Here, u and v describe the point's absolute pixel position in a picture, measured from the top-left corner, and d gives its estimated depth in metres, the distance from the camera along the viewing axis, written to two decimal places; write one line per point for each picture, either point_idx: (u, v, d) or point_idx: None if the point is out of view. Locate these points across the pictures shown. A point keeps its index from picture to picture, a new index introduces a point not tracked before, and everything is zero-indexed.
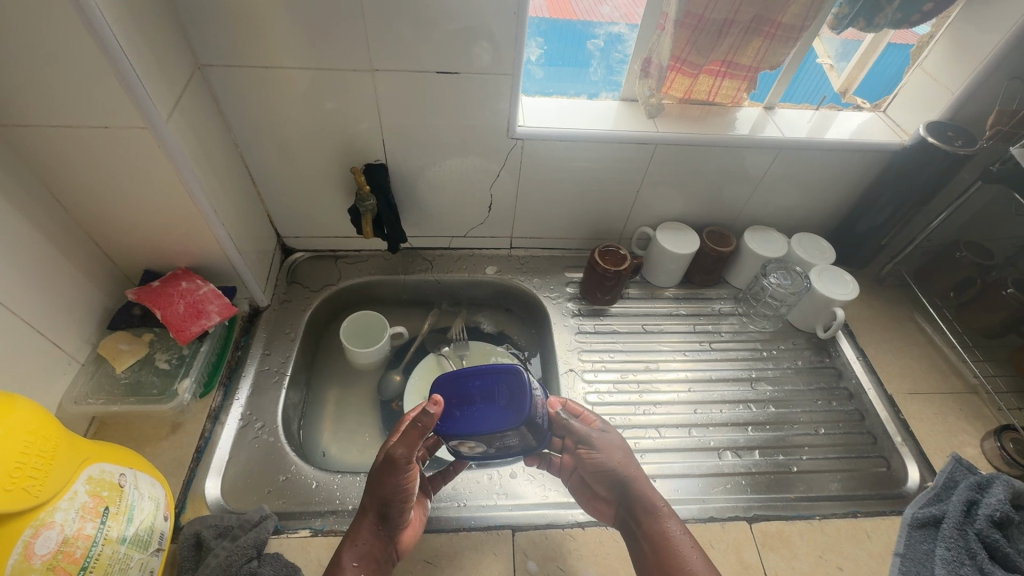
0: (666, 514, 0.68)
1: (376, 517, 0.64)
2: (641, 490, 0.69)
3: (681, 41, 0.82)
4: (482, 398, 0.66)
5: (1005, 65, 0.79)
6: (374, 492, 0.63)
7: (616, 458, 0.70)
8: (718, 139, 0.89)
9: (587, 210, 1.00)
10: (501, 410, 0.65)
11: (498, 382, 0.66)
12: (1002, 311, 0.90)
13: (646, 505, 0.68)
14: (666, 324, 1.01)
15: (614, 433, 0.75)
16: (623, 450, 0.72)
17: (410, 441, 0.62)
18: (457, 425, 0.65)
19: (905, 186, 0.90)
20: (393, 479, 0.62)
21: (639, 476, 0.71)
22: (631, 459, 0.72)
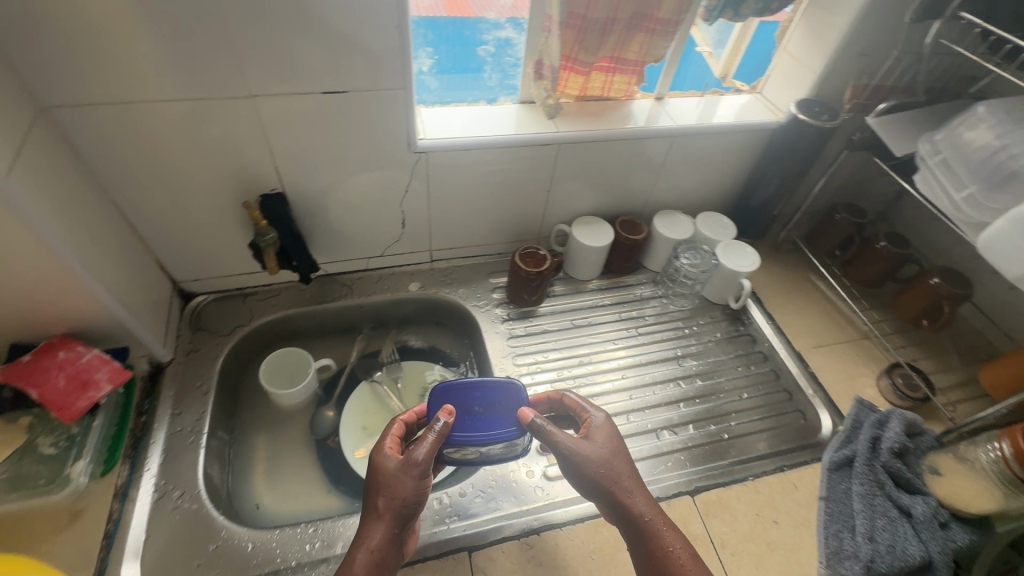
0: (658, 531, 0.62)
1: (390, 522, 0.59)
2: (629, 504, 0.63)
3: (569, 41, 0.85)
4: (481, 408, 0.71)
5: (854, 45, 0.87)
6: (391, 495, 0.60)
7: (597, 470, 0.63)
8: (616, 133, 0.92)
9: (503, 214, 1.00)
10: (502, 420, 0.71)
11: (498, 395, 0.72)
12: (880, 262, 1.01)
13: (636, 520, 0.63)
14: (594, 316, 1.04)
15: (600, 432, 0.67)
16: (608, 455, 0.65)
17: (431, 441, 0.62)
18: (462, 435, 0.68)
19: (786, 160, 0.98)
20: (414, 480, 0.60)
21: (627, 486, 0.64)
22: (618, 462, 0.65)
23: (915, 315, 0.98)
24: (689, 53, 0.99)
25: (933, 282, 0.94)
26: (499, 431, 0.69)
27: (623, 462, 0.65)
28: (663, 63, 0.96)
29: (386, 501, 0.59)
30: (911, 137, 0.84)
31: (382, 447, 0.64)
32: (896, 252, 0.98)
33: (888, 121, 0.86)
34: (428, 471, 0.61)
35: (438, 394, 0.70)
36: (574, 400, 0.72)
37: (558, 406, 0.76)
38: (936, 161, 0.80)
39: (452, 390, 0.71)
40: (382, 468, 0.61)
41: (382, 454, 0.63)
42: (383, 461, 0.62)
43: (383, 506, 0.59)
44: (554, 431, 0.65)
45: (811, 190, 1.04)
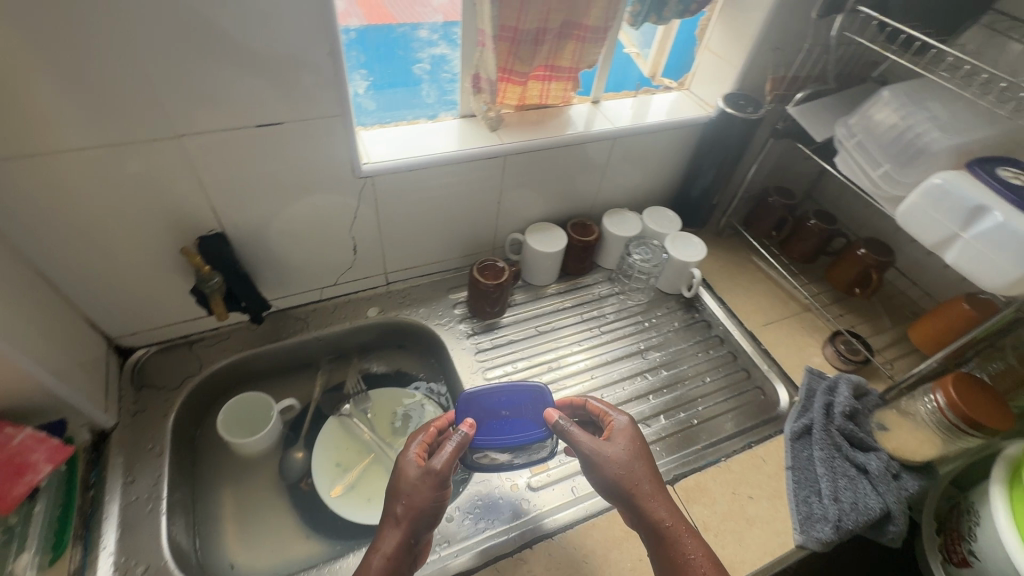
0: (677, 533, 0.64)
1: (405, 529, 0.62)
2: (649, 509, 0.65)
3: (504, 53, 0.86)
4: (510, 411, 0.78)
5: (769, 40, 0.93)
6: (409, 504, 0.63)
7: (618, 472, 0.66)
8: (559, 140, 0.94)
9: (455, 229, 0.99)
10: (529, 424, 0.77)
11: (525, 400, 0.79)
12: (812, 239, 1.08)
13: (656, 524, 0.65)
14: (557, 320, 1.05)
15: (621, 436, 0.69)
16: (628, 458, 0.67)
17: (452, 452, 0.65)
18: (490, 436, 0.75)
19: (719, 151, 1.03)
20: (431, 491, 0.63)
21: (647, 489, 0.66)
22: (638, 467, 0.67)
23: (848, 284, 1.06)
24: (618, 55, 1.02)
25: (861, 253, 1.02)
26: (528, 433, 0.76)
27: (643, 466, 0.67)
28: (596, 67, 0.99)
29: (403, 508, 0.63)
30: (829, 122, 0.90)
31: (406, 455, 0.67)
32: (825, 229, 1.05)
33: (807, 108, 0.92)
34: (446, 482, 0.64)
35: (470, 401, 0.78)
36: (597, 404, 0.75)
37: (582, 410, 0.79)
38: (852, 142, 0.86)
39: (482, 393, 0.78)
40: (403, 476, 0.64)
41: (406, 461, 0.66)
42: (405, 467, 0.65)
43: (403, 513, 0.63)
44: (576, 433, 0.68)
45: (745, 177, 1.10)
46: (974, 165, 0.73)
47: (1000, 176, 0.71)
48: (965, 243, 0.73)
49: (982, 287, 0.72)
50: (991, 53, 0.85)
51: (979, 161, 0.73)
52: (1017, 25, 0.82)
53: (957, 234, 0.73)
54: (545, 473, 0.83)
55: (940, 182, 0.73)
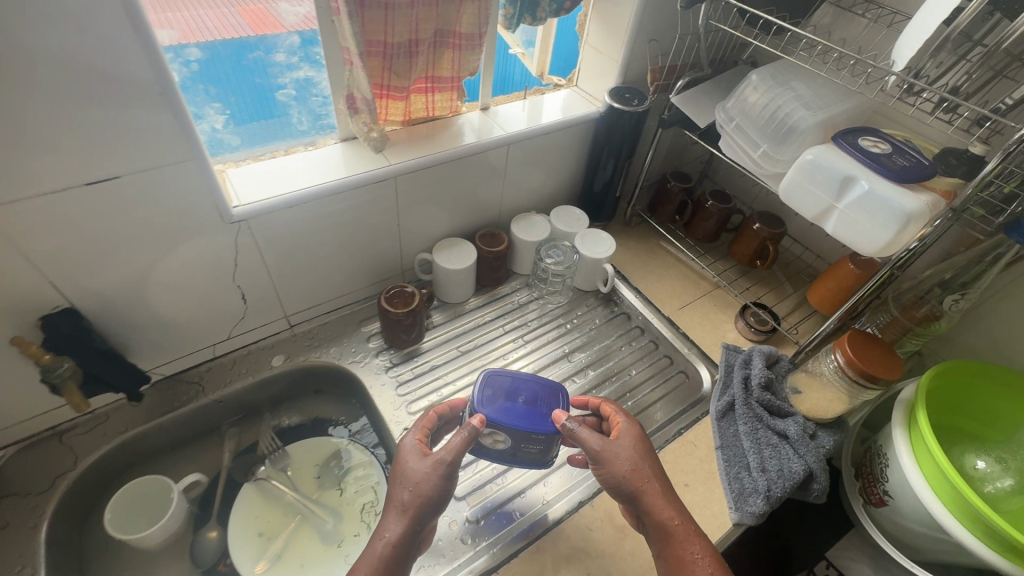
0: (673, 529, 0.67)
1: (409, 517, 0.64)
2: (654, 508, 0.68)
3: (377, 69, 0.81)
4: (527, 400, 0.75)
5: (643, 32, 0.93)
6: (417, 492, 0.65)
7: (625, 471, 0.69)
8: (450, 154, 0.90)
9: (357, 259, 0.93)
10: (542, 416, 0.74)
11: (543, 393, 0.77)
12: (713, 219, 1.11)
13: (660, 522, 0.67)
14: (480, 337, 1.02)
15: (628, 437, 0.72)
16: (634, 457, 0.70)
17: (457, 445, 0.67)
18: (503, 418, 0.72)
19: (613, 146, 1.04)
20: (436, 477, 0.65)
21: (653, 487, 0.69)
22: (645, 467, 0.70)
23: (750, 258, 1.11)
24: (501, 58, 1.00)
25: (756, 227, 1.07)
26: (539, 425, 0.73)
27: (649, 465, 0.71)
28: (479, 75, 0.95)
29: (407, 496, 0.64)
30: (709, 108, 0.93)
31: (409, 447, 0.69)
32: (721, 208, 1.09)
33: (687, 96, 0.94)
34: (453, 470, 0.66)
35: (491, 384, 0.76)
36: (607, 406, 0.77)
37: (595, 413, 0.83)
38: (731, 127, 0.88)
39: (503, 377, 0.77)
40: (406, 469, 0.66)
41: (409, 454, 0.68)
42: (412, 463, 0.67)
43: (409, 504, 0.64)
44: (585, 434, 0.71)
45: (642, 166, 1.11)
46: (838, 139, 0.77)
47: (859, 147, 0.76)
48: (839, 213, 0.77)
49: (860, 253, 0.77)
50: (840, 30, 0.91)
51: (842, 134, 0.78)
52: (858, 2, 0.88)
53: (832, 206, 0.77)
54: (485, 502, 0.81)
55: (810, 158, 0.77)
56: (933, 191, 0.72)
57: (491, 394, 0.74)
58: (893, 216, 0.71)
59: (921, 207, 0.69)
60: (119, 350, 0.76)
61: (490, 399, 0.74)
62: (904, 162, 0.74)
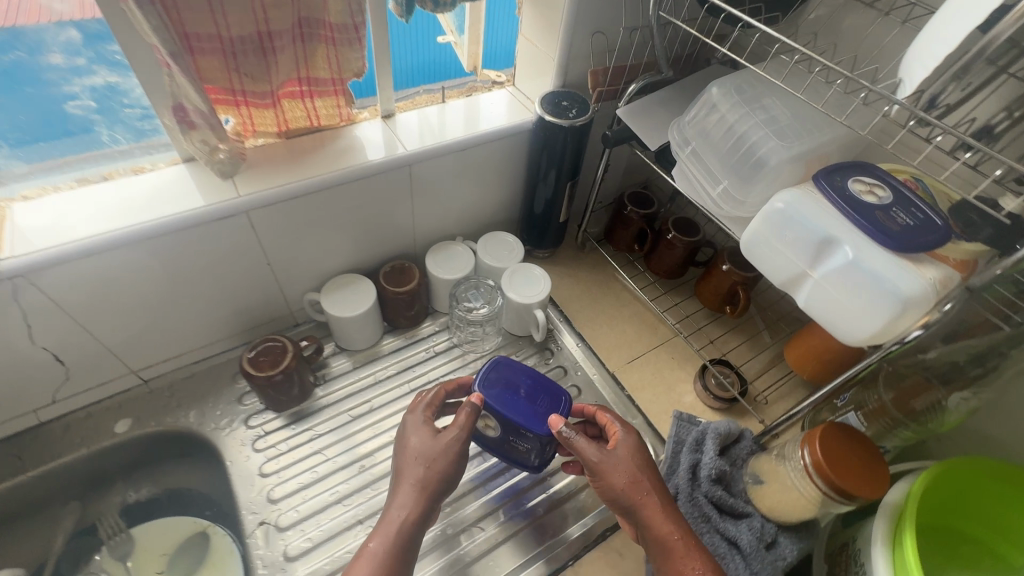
0: (677, 546, 0.60)
1: (427, 496, 0.60)
2: (655, 522, 0.61)
3: (218, 70, 0.63)
4: (526, 394, 0.70)
5: (584, 21, 0.71)
6: (429, 468, 0.61)
7: (624, 485, 0.62)
8: (326, 180, 0.71)
9: (221, 306, 0.76)
10: (538, 416, 0.69)
11: (545, 392, 0.71)
12: (679, 254, 0.91)
13: (660, 538, 0.61)
14: (379, 396, 0.84)
15: (625, 449, 0.65)
16: (634, 469, 0.63)
17: (463, 420, 0.64)
18: (499, 406, 0.68)
19: (551, 166, 0.84)
20: (456, 452, 0.63)
21: (653, 502, 0.62)
22: (644, 480, 0.63)
23: (718, 303, 0.91)
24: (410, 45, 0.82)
25: (725, 268, 0.87)
26: (532, 422, 0.68)
27: (650, 477, 0.64)
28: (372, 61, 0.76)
29: (422, 472, 0.61)
30: (663, 125, 0.72)
31: (414, 421, 0.65)
32: (687, 242, 0.89)
33: (636, 108, 0.74)
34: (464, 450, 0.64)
35: (495, 367, 0.72)
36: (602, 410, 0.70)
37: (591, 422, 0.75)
38: (687, 153, 0.67)
39: (508, 364, 0.72)
40: (414, 447, 0.62)
41: (410, 430, 0.65)
42: (419, 444, 0.63)
43: (428, 483, 0.61)
44: (581, 443, 0.64)
45: (592, 186, 0.91)
46: (819, 182, 0.57)
47: (847, 193, 0.56)
48: (814, 284, 0.57)
49: (841, 339, 0.57)
50: (843, 24, 0.68)
51: (825, 174, 0.57)
52: None
53: (805, 274, 0.57)
54: None
55: (782, 207, 0.58)
56: (939, 264, 0.52)
57: (494, 379, 0.70)
58: (887, 299, 0.51)
59: (924, 289, 0.50)
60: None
61: (493, 382, 0.71)
62: (905, 221, 0.54)
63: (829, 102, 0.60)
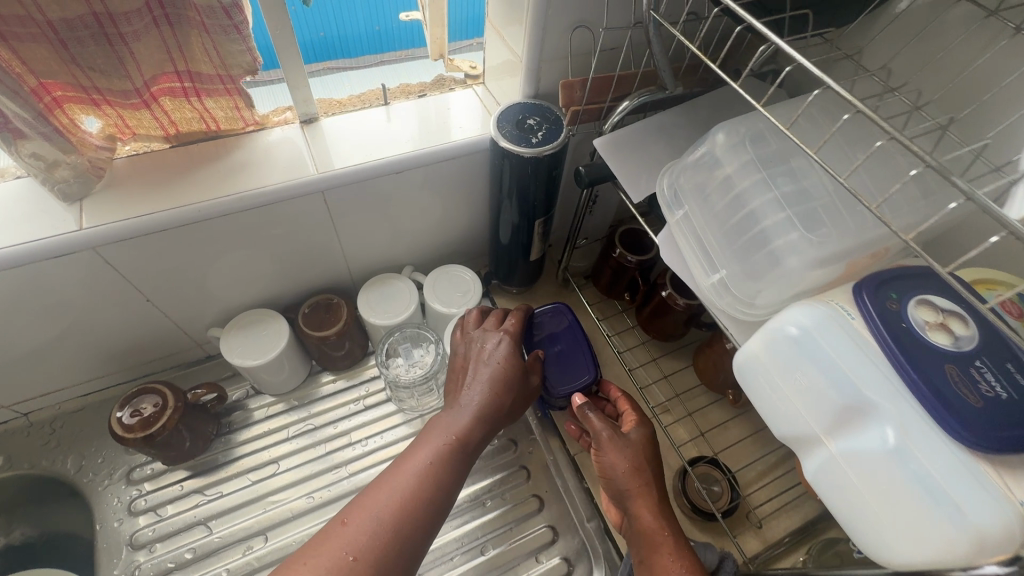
0: (657, 540, 0.52)
1: (500, 407, 0.57)
2: (642, 512, 0.54)
3: (50, 64, 0.47)
4: (563, 348, 0.70)
5: (557, 9, 0.51)
6: (514, 380, 0.59)
7: (623, 467, 0.56)
8: (197, 211, 0.55)
9: (101, 338, 0.65)
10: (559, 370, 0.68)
11: (580, 357, 0.69)
12: (676, 318, 0.71)
13: (642, 530, 0.53)
14: (286, 459, 0.70)
15: (638, 436, 0.58)
16: (641, 456, 0.57)
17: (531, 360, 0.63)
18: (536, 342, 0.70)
19: (511, 198, 0.64)
20: (527, 389, 0.61)
21: (645, 494, 0.55)
22: (648, 471, 0.56)
23: (720, 383, 0.71)
24: (372, 6, 0.64)
25: (729, 346, 0.66)
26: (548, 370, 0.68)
27: (654, 469, 0.57)
28: (263, 26, 0.59)
29: (507, 386, 0.58)
30: (651, 166, 0.52)
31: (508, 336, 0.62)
32: (686, 305, 0.69)
33: (620, 140, 0.54)
34: (532, 391, 0.61)
35: (553, 314, 0.72)
36: (625, 398, 0.64)
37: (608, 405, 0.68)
38: (678, 218, 0.47)
39: (565, 317, 0.72)
40: (506, 359, 0.59)
41: (493, 342, 0.61)
42: (504, 358, 0.59)
43: (506, 403, 0.57)
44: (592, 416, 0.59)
45: (577, 225, 0.70)
46: (861, 300, 0.37)
47: (906, 325, 0.35)
48: (834, 463, 0.37)
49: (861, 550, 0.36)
50: (942, 40, 0.45)
51: (871, 291, 0.37)
52: None
53: (818, 441, 0.38)
54: None
55: (797, 335, 0.38)
56: None
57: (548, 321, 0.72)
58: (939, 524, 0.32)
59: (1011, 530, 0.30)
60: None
61: (543, 326, 0.72)
62: (996, 390, 0.33)
63: (881, 183, 0.40)
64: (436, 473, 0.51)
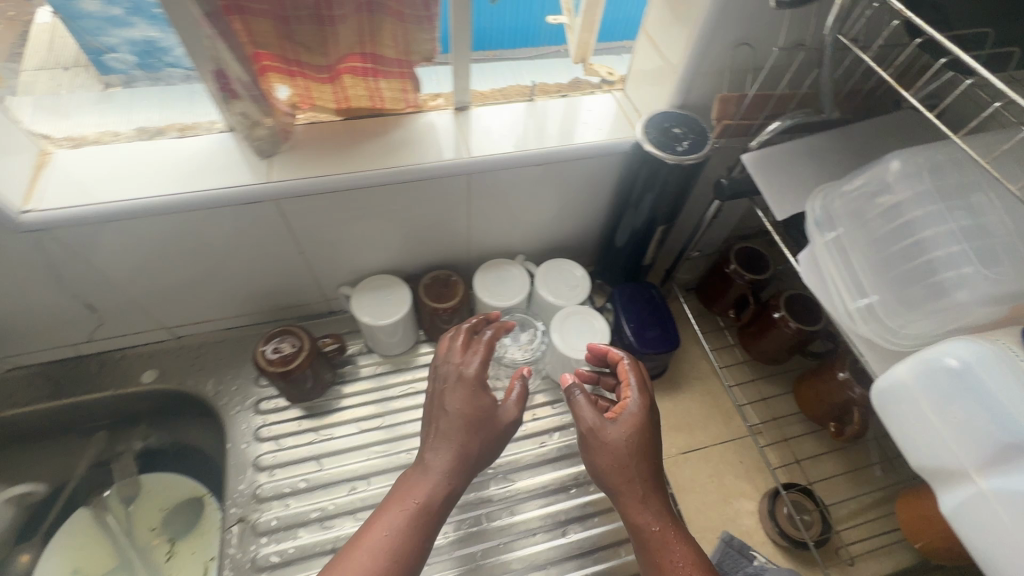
0: (646, 538, 0.52)
1: (468, 459, 0.56)
2: (627, 511, 0.53)
3: (270, 37, 0.55)
4: (648, 317, 0.75)
5: (727, 26, 0.53)
6: (481, 431, 0.57)
7: (605, 465, 0.54)
8: (362, 179, 0.61)
9: (251, 282, 0.73)
10: (645, 334, 0.74)
11: (663, 327, 0.75)
12: (784, 342, 0.71)
13: (631, 528, 0.53)
14: (390, 414, 0.76)
15: (627, 427, 0.55)
16: (625, 452, 0.54)
17: (514, 395, 0.60)
18: (627, 307, 0.76)
19: (640, 201, 0.66)
20: (499, 429, 0.58)
21: (632, 491, 0.53)
22: (633, 466, 0.54)
23: (823, 413, 0.70)
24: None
25: (841, 377, 0.65)
26: (635, 331, 0.74)
27: (643, 460, 0.54)
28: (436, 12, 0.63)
29: (473, 438, 0.56)
30: (801, 187, 0.53)
31: (467, 378, 0.58)
32: (798, 329, 0.68)
33: (768, 157, 0.54)
34: (506, 428, 0.59)
35: (639, 287, 0.78)
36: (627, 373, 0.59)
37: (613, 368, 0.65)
38: (828, 240, 0.47)
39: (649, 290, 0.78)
40: (473, 410, 0.57)
41: (459, 384, 0.58)
42: (466, 407, 0.57)
43: (474, 453, 0.56)
44: (578, 405, 0.56)
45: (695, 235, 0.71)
46: None
47: None
48: (985, 501, 0.36)
49: None
50: None
51: None
52: None
53: (968, 477, 0.37)
54: None
55: (956, 367, 0.38)
56: None
57: (635, 291, 0.78)
58: None
59: None
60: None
61: (631, 295, 0.77)
62: None
63: None
64: (400, 542, 0.51)
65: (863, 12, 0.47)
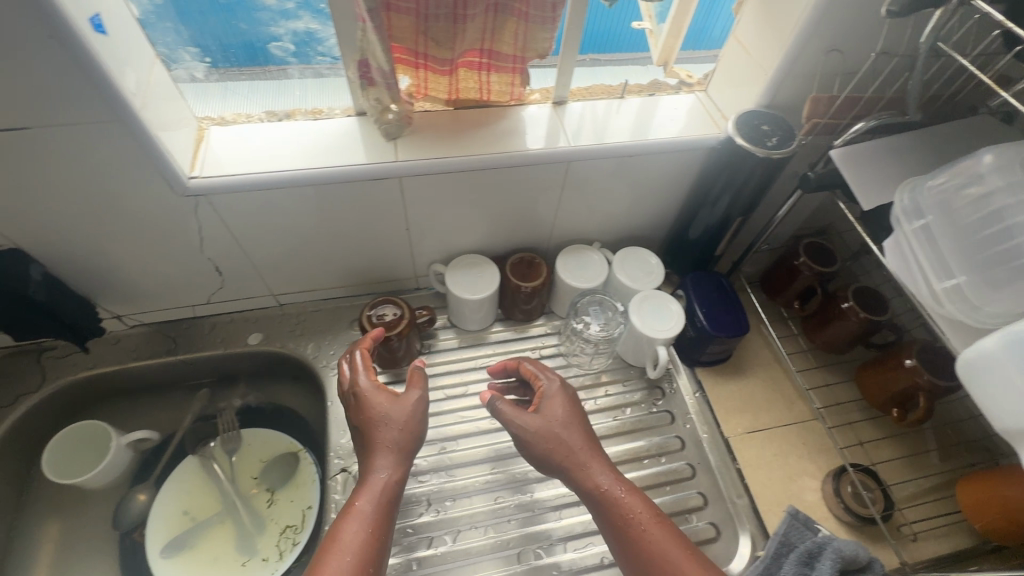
0: (609, 503, 0.58)
1: (404, 453, 0.60)
2: (582, 481, 0.59)
3: (409, 31, 0.62)
4: (720, 304, 0.80)
5: (824, 32, 0.58)
6: (402, 428, 0.61)
7: (545, 448, 0.61)
8: (475, 162, 0.68)
9: (353, 255, 0.79)
10: (717, 319, 0.79)
11: (733, 314, 0.79)
12: (850, 331, 0.75)
13: (594, 499, 0.59)
14: (473, 383, 0.82)
15: (552, 411, 0.63)
16: (553, 430, 0.61)
17: (415, 379, 0.65)
18: (699, 294, 0.81)
19: (723, 192, 0.72)
20: (410, 418, 0.62)
21: (580, 459, 0.60)
22: (568, 436, 0.61)
23: (886, 400, 0.74)
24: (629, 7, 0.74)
25: (908, 364, 0.69)
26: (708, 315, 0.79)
27: (575, 433, 0.62)
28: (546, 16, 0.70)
29: (397, 435, 0.60)
30: (887, 181, 0.58)
31: (360, 390, 0.63)
32: (865, 318, 0.72)
33: (855, 153, 0.60)
34: (420, 413, 0.63)
35: (710, 278, 0.83)
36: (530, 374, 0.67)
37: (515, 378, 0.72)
38: (915, 227, 0.53)
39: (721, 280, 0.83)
40: (387, 413, 0.61)
41: (359, 396, 0.62)
42: (379, 411, 0.61)
43: (405, 446, 0.60)
44: (503, 410, 0.63)
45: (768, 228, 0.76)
46: None
47: None
48: None
49: None
50: None
51: None
52: None
53: None
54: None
55: None
56: None
57: (706, 281, 0.83)
58: None
59: None
60: (72, 292, 0.72)
61: (703, 284, 0.82)
62: None
63: None
64: (369, 535, 0.54)
65: (956, 23, 0.53)
